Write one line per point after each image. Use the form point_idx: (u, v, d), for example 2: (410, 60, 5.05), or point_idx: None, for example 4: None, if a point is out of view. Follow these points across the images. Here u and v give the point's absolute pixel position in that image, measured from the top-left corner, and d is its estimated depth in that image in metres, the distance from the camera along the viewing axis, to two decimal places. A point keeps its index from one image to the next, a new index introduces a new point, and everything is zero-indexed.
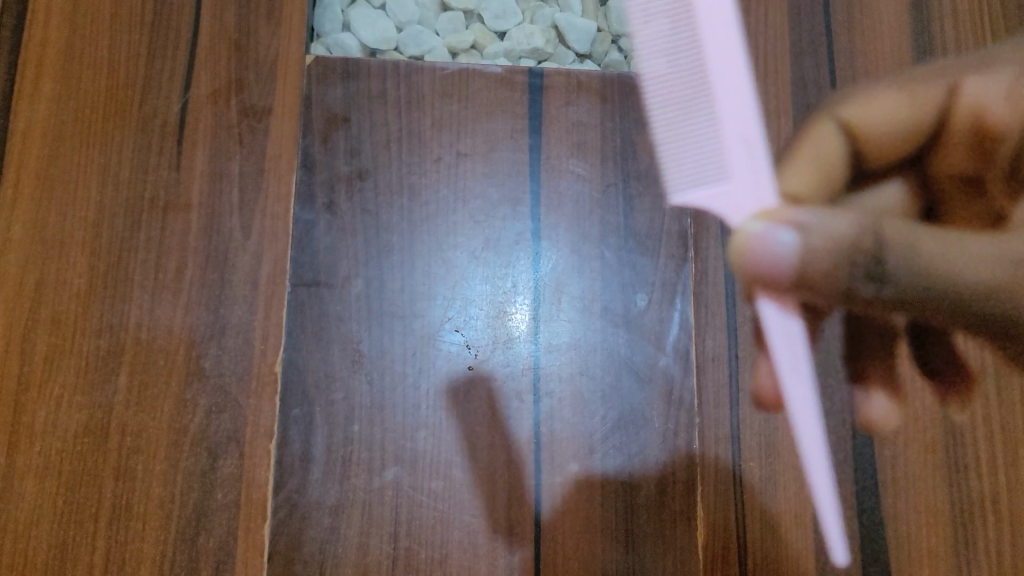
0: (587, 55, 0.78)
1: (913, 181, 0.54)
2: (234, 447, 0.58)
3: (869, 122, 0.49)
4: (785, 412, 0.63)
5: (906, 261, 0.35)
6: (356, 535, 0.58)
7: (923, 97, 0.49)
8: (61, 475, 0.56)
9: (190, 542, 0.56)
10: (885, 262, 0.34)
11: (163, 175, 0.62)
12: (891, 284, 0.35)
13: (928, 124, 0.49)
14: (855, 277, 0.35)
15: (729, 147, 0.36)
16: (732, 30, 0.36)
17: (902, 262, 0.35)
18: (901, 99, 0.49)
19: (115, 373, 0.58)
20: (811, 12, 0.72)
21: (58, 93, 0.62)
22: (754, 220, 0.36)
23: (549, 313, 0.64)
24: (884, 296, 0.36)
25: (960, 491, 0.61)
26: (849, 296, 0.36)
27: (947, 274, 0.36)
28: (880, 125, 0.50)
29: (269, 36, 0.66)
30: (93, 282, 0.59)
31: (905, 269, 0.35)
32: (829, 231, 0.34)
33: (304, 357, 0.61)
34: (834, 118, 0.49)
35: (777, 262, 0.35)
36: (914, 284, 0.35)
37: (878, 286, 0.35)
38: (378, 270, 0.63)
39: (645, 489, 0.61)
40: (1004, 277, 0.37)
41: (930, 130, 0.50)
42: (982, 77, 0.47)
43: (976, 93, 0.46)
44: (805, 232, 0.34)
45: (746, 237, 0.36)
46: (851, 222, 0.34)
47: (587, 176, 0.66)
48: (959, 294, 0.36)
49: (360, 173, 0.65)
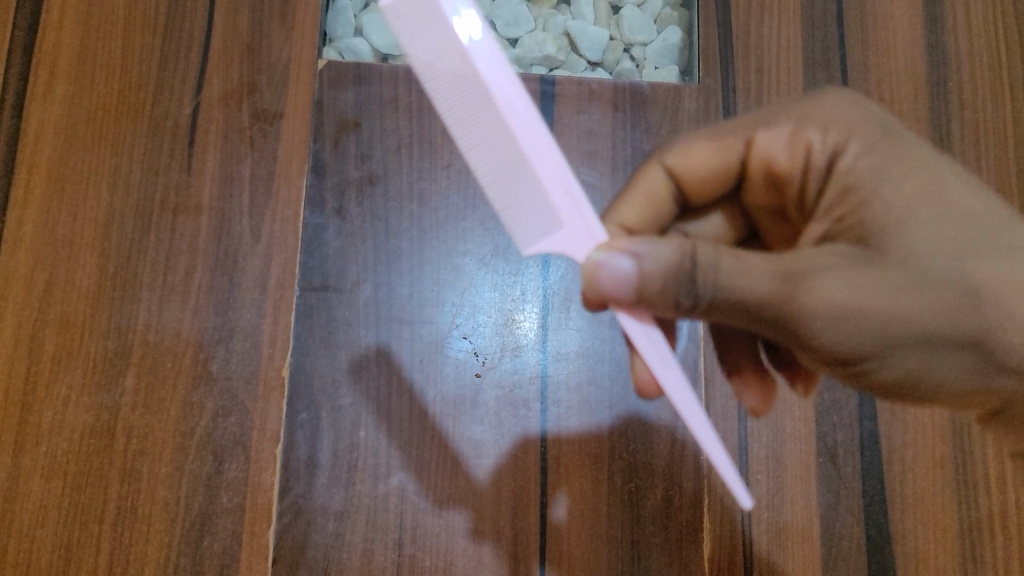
0: (598, 63, 0.77)
1: (736, 216, 0.59)
2: (240, 451, 0.58)
3: (689, 167, 0.55)
4: (794, 424, 0.63)
5: (709, 276, 0.41)
6: (360, 541, 0.58)
7: (726, 144, 0.53)
8: (67, 476, 0.56)
9: (194, 545, 0.56)
10: (698, 279, 0.41)
11: (173, 177, 0.62)
12: (704, 298, 0.41)
13: (736, 169, 0.54)
14: (677, 293, 0.42)
15: (557, 201, 0.44)
16: (526, 107, 0.43)
17: (709, 278, 0.41)
18: (708, 149, 0.54)
19: (123, 374, 0.58)
20: (826, 19, 0.70)
21: (72, 95, 0.62)
22: (594, 252, 0.44)
23: (558, 322, 0.64)
24: (706, 308, 0.42)
25: (969, 508, 0.62)
26: (683, 309, 0.42)
27: (734, 288, 0.41)
28: (694, 170, 0.55)
29: (282, 39, 0.66)
30: (102, 284, 0.59)
31: (713, 284, 0.41)
32: (656, 256, 0.42)
33: (311, 362, 0.60)
34: (657, 163, 0.55)
35: (618, 283, 0.43)
36: (720, 297, 0.41)
37: (694, 298, 0.42)
38: (387, 276, 0.63)
39: (652, 500, 0.61)
40: (770, 289, 0.41)
41: (736, 176, 0.55)
42: (769, 130, 0.52)
43: (764, 145, 0.52)
44: (638, 259, 0.42)
45: (592, 268, 0.43)
46: (673, 249, 0.42)
47: (598, 184, 0.66)
48: (743, 303, 0.41)
49: (370, 178, 0.64)
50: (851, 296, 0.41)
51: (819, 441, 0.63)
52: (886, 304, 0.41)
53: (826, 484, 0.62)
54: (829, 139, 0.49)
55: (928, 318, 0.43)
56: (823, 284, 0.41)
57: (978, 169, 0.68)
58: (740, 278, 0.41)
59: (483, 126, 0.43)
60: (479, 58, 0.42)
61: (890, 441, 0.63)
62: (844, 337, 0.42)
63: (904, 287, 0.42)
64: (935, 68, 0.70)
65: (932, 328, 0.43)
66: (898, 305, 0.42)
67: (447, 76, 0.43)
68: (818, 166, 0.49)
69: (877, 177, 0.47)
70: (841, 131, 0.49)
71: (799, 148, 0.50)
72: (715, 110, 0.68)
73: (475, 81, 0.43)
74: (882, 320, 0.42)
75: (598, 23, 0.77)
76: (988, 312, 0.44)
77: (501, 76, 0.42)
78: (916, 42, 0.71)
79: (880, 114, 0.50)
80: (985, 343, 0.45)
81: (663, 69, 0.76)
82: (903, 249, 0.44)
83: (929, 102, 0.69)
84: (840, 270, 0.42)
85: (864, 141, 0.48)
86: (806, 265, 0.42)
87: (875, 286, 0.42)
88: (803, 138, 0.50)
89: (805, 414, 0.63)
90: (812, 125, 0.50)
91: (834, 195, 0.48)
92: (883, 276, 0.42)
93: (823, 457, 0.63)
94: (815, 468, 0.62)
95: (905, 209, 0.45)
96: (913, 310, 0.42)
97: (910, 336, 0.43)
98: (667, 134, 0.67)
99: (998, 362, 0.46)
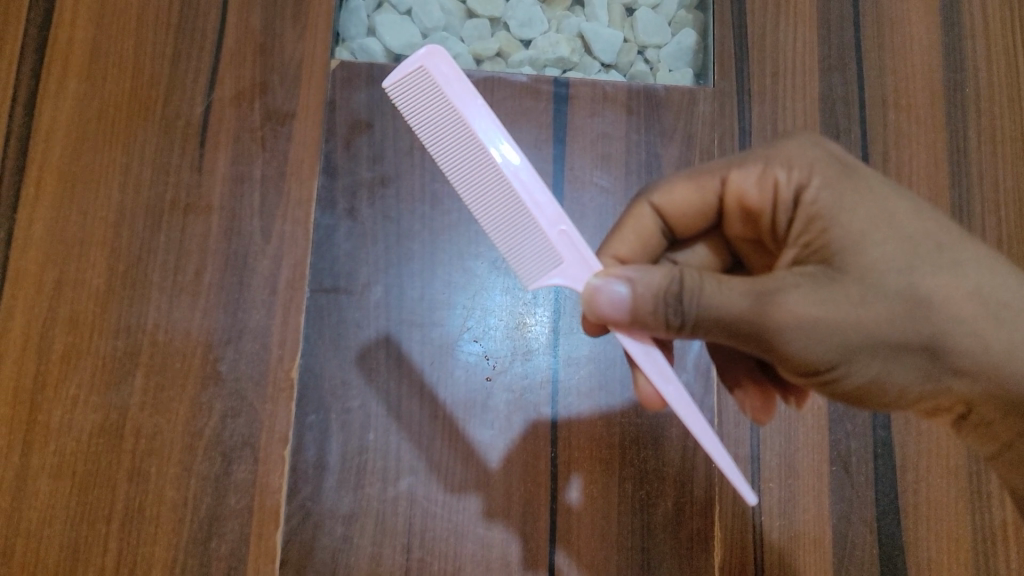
0: (612, 65, 0.77)
1: (718, 245, 0.60)
2: (249, 452, 0.58)
3: (673, 205, 0.56)
4: (807, 432, 0.62)
5: (692, 295, 0.44)
6: (368, 545, 0.57)
7: (704, 183, 0.54)
8: (74, 475, 0.55)
9: (202, 546, 0.56)
10: (682, 299, 0.44)
11: (184, 177, 0.62)
12: (688, 316, 0.44)
13: (715, 206, 0.55)
14: (666, 313, 0.45)
15: (554, 240, 0.48)
16: (520, 161, 0.48)
17: (691, 298, 0.44)
18: (689, 188, 0.55)
19: (132, 374, 0.58)
20: (843, 23, 0.70)
21: (83, 93, 0.62)
22: (592, 279, 0.47)
23: (569, 327, 0.63)
24: (691, 326, 0.45)
25: (982, 519, 0.62)
26: (672, 327, 0.45)
27: (713, 306, 0.44)
28: (679, 208, 0.56)
29: (294, 39, 0.65)
30: (112, 283, 0.59)
31: (695, 303, 0.44)
32: (647, 281, 0.45)
33: (321, 364, 0.60)
34: (644, 202, 0.56)
35: (617, 307, 0.46)
36: (702, 315, 0.44)
37: (682, 317, 0.44)
38: (398, 278, 0.62)
39: (662, 507, 0.60)
40: (742, 306, 0.43)
41: (716, 210, 0.56)
42: (742, 169, 0.52)
43: (738, 183, 0.52)
44: (633, 283, 0.46)
45: (591, 294, 0.47)
46: (663, 275, 0.45)
47: (611, 188, 0.65)
48: (720, 320, 0.44)
49: (382, 180, 0.64)
50: (816, 310, 0.43)
51: (832, 449, 0.62)
52: (849, 316, 0.43)
53: (839, 493, 0.61)
54: (793, 175, 0.49)
55: (888, 327, 0.44)
56: (790, 299, 0.43)
57: (995, 176, 0.67)
58: (717, 296, 0.44)
59: (484, 182, 0.48)
60: (477, 123, 0.48)
61: (904, 449, 0.63)
62: (813, 349, 0.44)
63: (864, 300, 0.44)
64: (952, 74, 0.69)
65: (892, 338, 0.45)
66: (861, 317, 0.44)
67: (448, 143, 0.49)
68: (786, 201, 0.49)
69: (837, 206, 0.47)
70: (804, 167, 0.49)
71: (768, 186, 0.50)
72: (730, 114, 0.67)
73: (475, 144, 0.48)
74: (846, 331, 0.44)
75: (612, 25, 0.77)
76: (941, 321, 0.46)
77: (496, 137, 0.48)
78: (934, 47, 0.70)
79: (839, 151, 0.51)
80: (941, 348, 0.46)
81: (676, 72, 0.76)
82: (863, 268, 0.45)
83: (946, 107, 0.69)
84: (807, 287, 0.44)
85: (824, 176, 0.48)
86: (775, 283, 0.44)
87: (840, 300, 0.44)
88: (770, 176, 0.50)
89: (818, 421, 0.63)
90: (778, 163, 0.50)
91: (800, 225, 0.48)
92: (848, 291, 0.44)
93: (836, 465, 0.62)
94: (827, 477, 0.62)
95: (860, 231, 0.46)
96: (875, 320, 0.44)
97: (873, 345, 0.45)
98: (681, 137, 0.67)
99: (952, 365, 0.47)
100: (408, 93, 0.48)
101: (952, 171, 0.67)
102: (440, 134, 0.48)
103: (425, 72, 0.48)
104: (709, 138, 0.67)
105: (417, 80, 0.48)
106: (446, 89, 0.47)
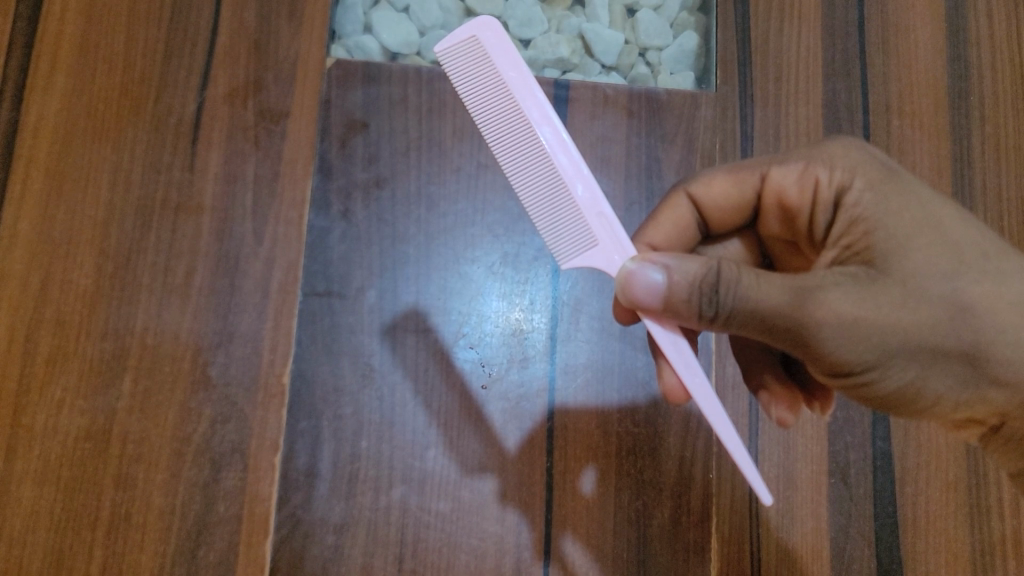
0: (613, 67, 0.75)
1: (752, 243, 0.61)
2: (238, 459, 0.56)
3: (711, 198, 0.57)
4: (806, 443, 0.62)
5: (729, 287, 0.43)
6: (360, 555, 0.56)
7: (744, 178, 0.55)
8: (59, 481, 0.54)
9: (189, 555, 0.55)
10: (719, 290, 0.44)
11: (175, 175, 0.60)
12: (724, 307, 0.44)
13: (753, 201, 0.56)
14: (701, 302, 0.44)
15: (592, 223, 0.48)
16: (566, 141, 0.47)
17: (729, 289, 0.43)
18: (728, 182, 0.56)
19: (120, 378, 0.56)
20: (847, 28, 0.69)
21: (73, 88, 0.60)
22: (627, 263, 0.47)
23: (567, 334, 0.62)
24: (726, 318, 0.44)
25: (981, 533, 0.61)
26: (706, 318, 0.45)
27: (751, 299, 0.43)
28: (716, 202, 0.57)
29: (290, 35, 0.64)
30: (100, 284, 0.58)
31: (732, 295, 0.43)
32: (684, 270, 0.45)
33: (313, 369, 0.59)
34: (682, 192, 0.57)
35: (652, 293, 0.46)
36: (738, 307, 0.43)
37: (716, 309, 0.44)
38: (392, 283, 0.61)
39: (659, 519, 0.59)
40: (781, 300, 0.43)
41: (753, 207, 0.57)
42: (782, 167, 0.53)
43: (777, 180, 0.53)
44: (670, 271, 0.45)
45: (626, 277, 0.47)
46: (701, 265, 0.45)
47: (611, 192, 0.64)
48: (758, 314, 0.43)
49: (377, 181, 0.63)
50: (856, 309, 0.43)
51: (831, 461, 0.62)
52: (889, 318, 0.43)
53: (837, 505, 0.61)
54: (835, 176, 0.50)
55: (927, 331, 0.44)
56: (832, 297, 0.43)
57: (999, 185, 0.67)
58: (757, 290, 0.43)
59: (526, 158, 0.48)
60: (526, 100, 0.47)
61: (903, 462, 0.62)
62: (849, 350, 0.43)
63: (905, 303, 0.43)
64: (956, 82, 0.68)
65: (930, 342, 0.44)
66: (901, 319, 0.43)
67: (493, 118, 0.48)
68: (825, 201, 0.50)
69: (878, 210, 0.47)
70: (846, 168, 0.49)
71: (809, 184, 0.51)
72: (732, 118, 0.66)
73: (520, 119, 0.47)
74: (884, 332, 0.43)
75: (613, 26, 0.76)
76: (983, 329, 0.45)
77: (545, 115, 0.47)
78: (939, 54, 0.69)
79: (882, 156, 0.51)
80: (980, 357, 0.45)
81: (677, 74, 0.74)
82: (904, 270, 0.44)
83: (950, 115, 0.68)
84: (849, 286, 0.43)
85: (867, 178, 0.48)
86: (816, 280, 0.43)
87: (881, 300, 0.43)
88: (811, 175, 0.51)
89: (817, 432, 0.62)
90: (821, 163, 0.51)
91: (841, 227, 0.48)
92: (887, 293, 0.43)
93: (835, 477, 0.61)
94: (826, 488, 0.61)
95: (902, 235, 0.45)
96: (913, 324, 0.43)
97: (910, 349, 0.44)
98: (682, 142, 0.66)
99: (992, 376, 0.46)
100: (457, 63, 0.48)
101: (956, 179, 0.66)
102: (485, 106, 0.48)
103: (476, 43, 0.48)
104: (710, 143, 0.66)
105: (469, 51, 0.48)
106: (498, 64, 0.47)
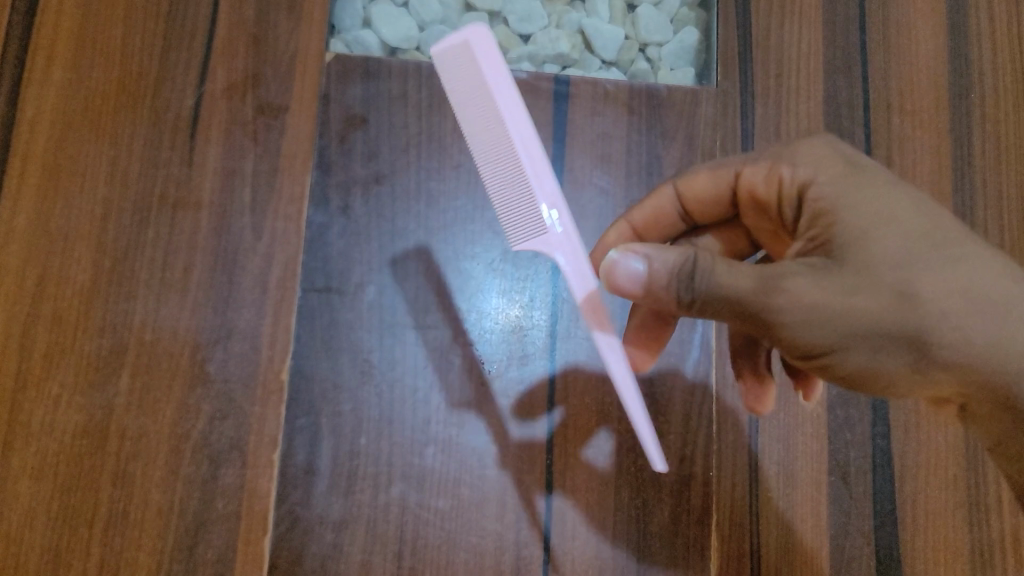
0: (613, 62, 0.75)
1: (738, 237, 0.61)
2: (237, 456, 0.56)
3: (691, 193, 0.57)
4: (806, 441, 0.62)
5: (698, 273, 0.44)
6: (359, 552, 0.56)
7: (721, 174, 0.55)
8: (56, 478, 0.54)
9: (187, 552, 0.54)
10: (690, 277, 0.44)
11: (173, 170, 0.60)
12: (695, 294, 0.45)
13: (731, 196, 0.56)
14: (676, 290, 0.45)
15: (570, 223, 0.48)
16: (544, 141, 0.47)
17: (699, 276, 0.44)
18: (706, 177, 0.56)
19: (117, 374, 0.56)
20: (848, 25, 0.68)
21: (70, 81, 0.60)
22: (609, 254, 0.46)
23: (567, 331, 0.62)
24: (698, 305, 0.45)
25: (980, 531, 0.61)
26: (681, 305, 0.46)
27: (718, 286, 0.44)
28: (697, 195, 0.57)
29: (289, 29, 0.64)
30: (98, 279, 0.57)
31: (701, 282, 0.44)
32: (664, 257, 0.45)
33: (312, 366, 0.59)
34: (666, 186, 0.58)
35: (632, 282, 0.45)
36: (707, 294, 0.44)
37: (688, 296, 0.45)
38: (392, 279, 0.61)
39: (658, 516, 0.59)
40: (746, 286, 0.43)
41: (730, 202, 0.57)
42: (753, 164, 0.53)
43: (749, 177, 0.53)
44: (649, 259, 0.45)
45: (607, 268, 0.46)
46: (677, 253, 0.45)
47: (611, 189, 0.64)
48: (724, 300, 0.44)
49: (377, 177, 0.63)
50: (818, 296, 0.43)
51: (830, 459, 0.61)
52: (847, 304, 0.43)
53: (837, 503, 0.61)
54: (799, 171, 0.50)
55: (890, 319, 0.44)
56: (794, 284, 0.43)
57: (999, 185, 0.66)
58: (723, 275, 0.44)
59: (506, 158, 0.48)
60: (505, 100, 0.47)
61: (902, 461, 0.62)
62: (814, 336, 0.44)
63: (866, 290, 0.44)
64: (957, 80, 0.68)
65: (895, 330, 0.44)
66: (864, 303, 0.43)
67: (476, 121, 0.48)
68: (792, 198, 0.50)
69: (842, 201, 0.47)
70: (812, 162, 0.50)
71: (775, 181, 0.52)
72: (733, 115, 0.66)
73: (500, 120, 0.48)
74: (843, 319, 0.43)
75: (613, 21, 0.75)
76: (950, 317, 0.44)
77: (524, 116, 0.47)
78: (939, 53, 0.69)
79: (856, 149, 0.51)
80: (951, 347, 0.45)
81: (678, 70, 0.73)
82: (864, 259, 0.44)
83: (950, 115, 0.67)
84: (811, 274, 0.44)
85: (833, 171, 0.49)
86: (780, 269, 0.44)
87: (841, 287, 0.44)
88: (779, 171, 0.51)
89: (817, 430, 0.62)
90: (787, 159, 0.51)
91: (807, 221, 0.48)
92: (848, 280, 0.44)
93: (835, 475, 0.61)
94: (826, 486, 0.61)
95: (866, 224, 0.45)
96: (883, 308, 0.43)
97: (873, 336, 0.44)
98: (683, 138, 0.66)
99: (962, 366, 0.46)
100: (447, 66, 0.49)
101: (957, 178, 0.66)
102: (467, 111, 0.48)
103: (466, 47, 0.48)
104: (710, 140, 0.66)
105: (458, 55, 0.48)
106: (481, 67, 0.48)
